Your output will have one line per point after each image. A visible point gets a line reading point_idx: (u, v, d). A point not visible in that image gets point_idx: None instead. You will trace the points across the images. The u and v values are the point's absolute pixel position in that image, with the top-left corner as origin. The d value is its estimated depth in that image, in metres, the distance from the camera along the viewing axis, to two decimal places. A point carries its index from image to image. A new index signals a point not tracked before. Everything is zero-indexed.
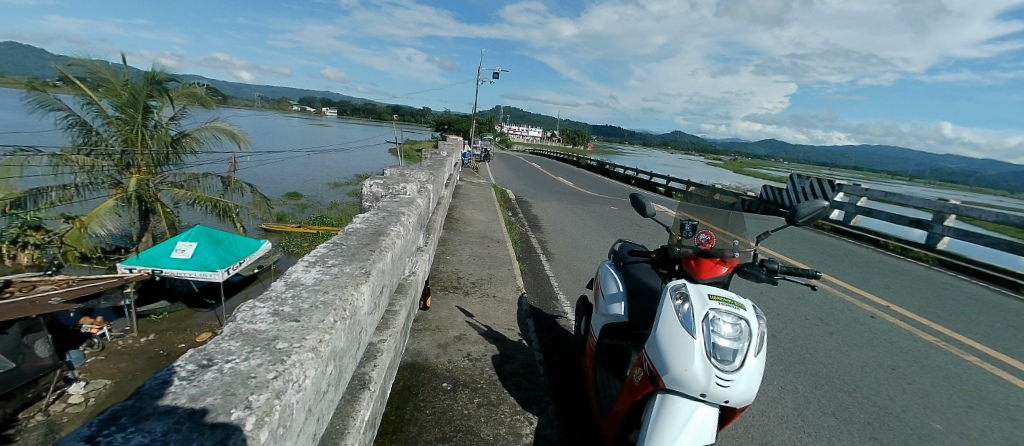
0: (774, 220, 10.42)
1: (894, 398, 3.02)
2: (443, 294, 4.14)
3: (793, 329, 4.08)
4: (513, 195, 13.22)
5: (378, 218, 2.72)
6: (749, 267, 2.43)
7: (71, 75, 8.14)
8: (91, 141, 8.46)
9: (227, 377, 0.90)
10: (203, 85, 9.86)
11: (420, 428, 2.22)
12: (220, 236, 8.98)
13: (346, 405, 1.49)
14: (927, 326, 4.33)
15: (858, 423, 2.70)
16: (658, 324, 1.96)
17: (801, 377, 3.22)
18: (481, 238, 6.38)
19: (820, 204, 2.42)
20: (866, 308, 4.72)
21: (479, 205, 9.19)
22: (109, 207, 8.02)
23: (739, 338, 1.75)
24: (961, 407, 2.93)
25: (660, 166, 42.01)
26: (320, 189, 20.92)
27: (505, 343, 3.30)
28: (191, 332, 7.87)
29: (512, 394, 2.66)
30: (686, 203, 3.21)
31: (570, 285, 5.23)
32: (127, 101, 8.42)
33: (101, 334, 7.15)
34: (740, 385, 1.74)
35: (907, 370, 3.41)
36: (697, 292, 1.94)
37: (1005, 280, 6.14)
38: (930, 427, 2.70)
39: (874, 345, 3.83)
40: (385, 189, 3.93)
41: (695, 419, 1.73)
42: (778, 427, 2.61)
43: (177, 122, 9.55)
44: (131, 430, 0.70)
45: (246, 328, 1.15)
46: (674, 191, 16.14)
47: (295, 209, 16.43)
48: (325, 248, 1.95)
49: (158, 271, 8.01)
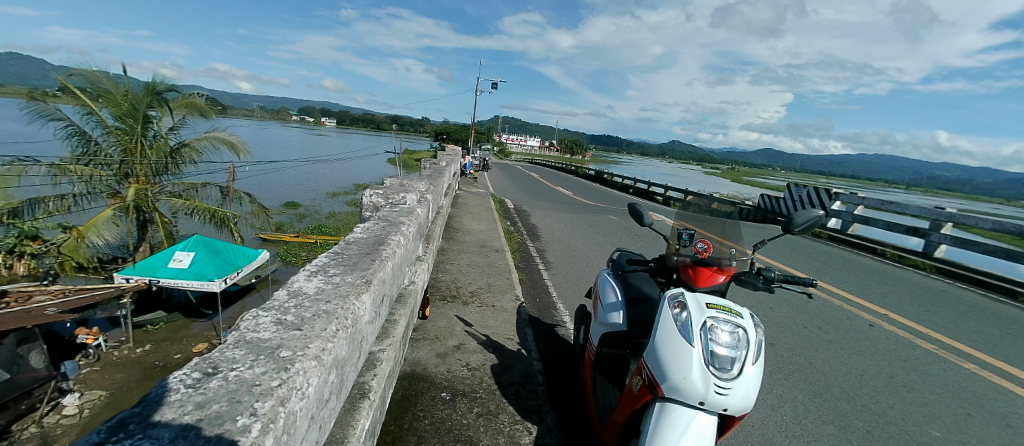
0: (772, 229, 10.47)
1: (893, 406, 3.03)
2: (442, 303, 4.16)
3: (791, 338, 4.09)
4: (512, 205, 13.26)
5: (378, 228, 2.75)
6: (746, 275, 2.45)
7: (71, 85, 8.19)
8: (91, 151, 8.50)
9: (232, 384, 0.91)
10: (204, 95, 9.88)
11: (419, 437, 2.22)
12: (218, 245, 9.01)
13: (346, 414, 1.50)
14: (925, 333, 4.35)
15: (858, 431, 2.70)
16: (657, 333, 1.97)
17: (800, 386, 3.23)
18: (480, 247, 6.40)
19: (815, 213, 2.45)
20: (864, 316, 4.75)
21: (479, 215, 9.24)
22: (107, 217, 8.07)
23: (736, 346, 1.77)
24: (960, 415, 2.94)
25: (658, 176, 42.14)
26: (320, 199, 20.93)
27: (504, 353, 3.30)
28: (188, 342, 7.83)
29: (511, 403, 2.66)
30: (684, 212, 3.25)
31: (569, 294, 5.24)
32: (126, 111, 8.44)
33: (96, 345, 7.10)
34: (739, 393, 1.75)
35: (906, 379, 3.41)
36: (695, 301, 1.96)
37: (1003, 287, 6.17)
38: (929, 435, 2.71)
39: (873, 354, 3.84)
40: (385, 199, 3.98)
41: (694, 428, 1.73)
42: (778, 436, 2.61)
43: (177, 132, 9.62)
44: (139, 436, 0.72)
45: (250, 336, 1.16)
46: (672, 200, 16.20)
47: (294, 218, 16.47)
48: (325, 258, 1.97)
49: (155, 281, 7.88)
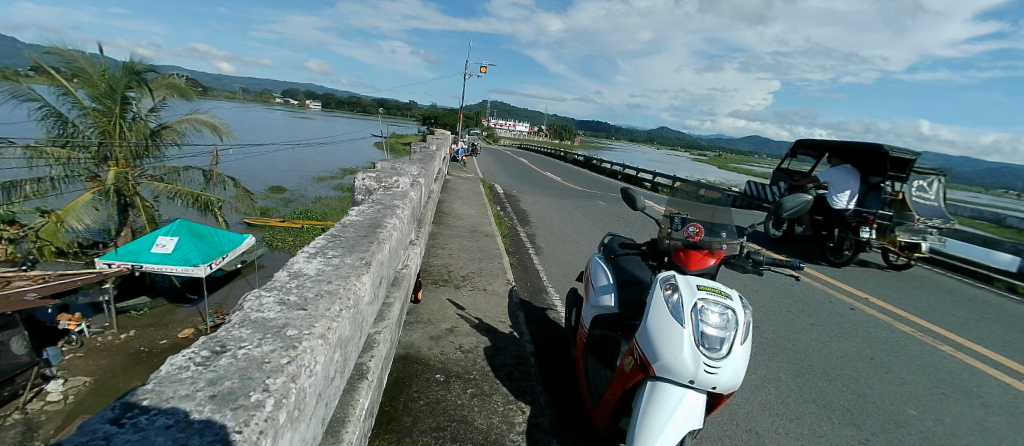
0: (758, 216, 10.70)
1: (873, 386, 3.16)
2: (434, 287, 4.18)
3: (776, 321, 4.20)
4: (502, 190, 13.20)
5: (373, 211, 2.73)
6: (736, 259, 2.51)
7: (46, 65, 7.94)
8: (68, 133, 8.19)
9: (242, 362, 0.92)
10: (183, 75, 9.58)
11: (414, 418, 2.26)
12: (203, 230, 8.86)
13: (346, 394, 1.52)
14: (904, 317, 4.52)
15: (838, 410, 2.83)
16: (648, 314, 2.03)
17: (784, 366, 3.35)
18: (471, 232, 6.40)
19: (806, 198, 2.46)
20: (846, 299, 4.92)
21: (468, 200, 9.19)
22: (86, 201, 7.79)
23: (726, 327, 1.82)
24: (937, 395, 3.09)
25: (645, 162, 42.34)
26: (305, 183, 20.64)
27: (496, 335, 3.35)
28: (174, 327, 7.75)
29: (505, 384, 2.71)
30: (673, 198, 3.30)
31: (559, 278, 5.30)
32: (104, 92, 8.17)
33: (79, 331, 7.01)
34: (727, 372, 1.81)
35: (885, 360, 3.56)
36: (686, 282, 2.01)
37: (979, 273, 6.47)
38: (906, 413, 2.84)
39: (854, 336, 3.97)
40: (378, 183, 3.96)
41: (684, 406, 1.80)
42: (762, 414, 2.72)
43: (157, 114, 9.25)
44: (155, 411, 0.72)
45: (256, 316, 1.16)
46: (661, 187, 16.38)
47: (279, 203, 16.22)
48: (323, 240, 1.95)
49: (138, 266, 7.81)
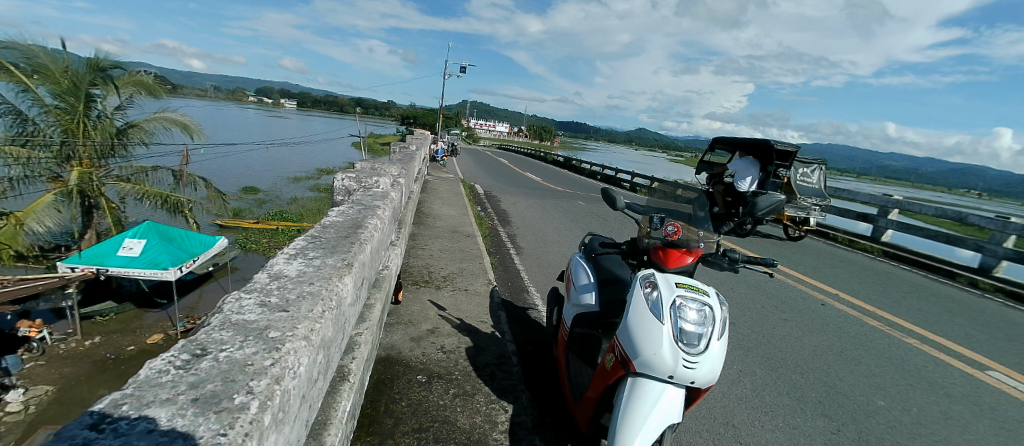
0: None
1: (842, 378, 3.31)
2: (415, 288, 4.16)
3: (750, 317, 4.34)
4: (482, 190, 13.17)
5: (354, 212, 2.70)
6: (712, 256, 2.60)
7: (3, 60, 7.45)
8: (27, 131, 7.80)
9: (224, 364, 0.91)
10: (151, 72, 9.20)
11: (396, 419, 2.24)
12: (172, 232, 8.55)
13: (328, 397, 1.50)
14: (870, 312, 4.74)
15: (810, 402, 2.95)
16: (628, 312, 2.08)
17: (759, 361, 3.47)
18: (452, 233, 6.38)
19: (777, 196, 2.53)
20: (816, 295, 5.12)
21: (449, 200, 9.13)
22: (47, 202, 7.44)
23: (704, 323, 1.89)
24: (902, 385, 3.26)
25: (624, 163, 42.96)
26: (279, 184, 20.07)
27: (478, 335, 3.36)
28: (142, 333, 7.44)
29: (487, 384, 2.72)
30: (651, 198, 3.38)
31: (540, 278, 5.35)
32: (67, 89, 7.80)
33: (40, 338, 6.63)
34: (705, 366, 1.88)
35: (854, 353, 3.73)
36: (665, 280, 2.07)
37: (942, 269, 6.77)
38: (874, 404, 2.98)
39: (824, 331, 4.14)
40: (358, 183, 3.90)
41: (663, 401, 1.85)
42: (738, 408, 2.81)
43: (124, 112, 8.86)
44: (135, 417, 0.71)
45: (236, 318, 1.14)
46: (639, 187, 16.67)
47: (253, 204, 15.75)
48: (303, 242, 1.92)
49: (104, 269, 7.42)
